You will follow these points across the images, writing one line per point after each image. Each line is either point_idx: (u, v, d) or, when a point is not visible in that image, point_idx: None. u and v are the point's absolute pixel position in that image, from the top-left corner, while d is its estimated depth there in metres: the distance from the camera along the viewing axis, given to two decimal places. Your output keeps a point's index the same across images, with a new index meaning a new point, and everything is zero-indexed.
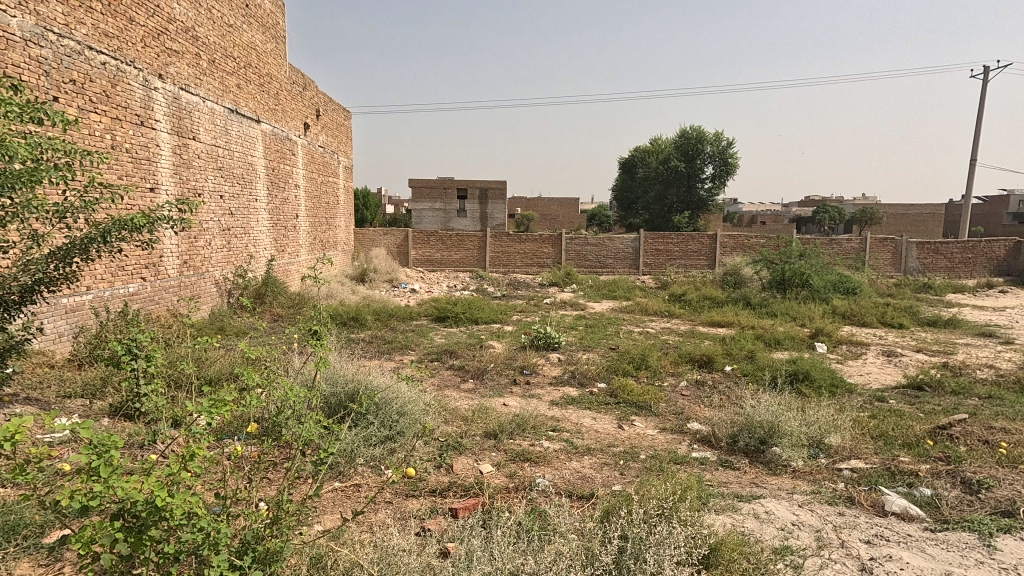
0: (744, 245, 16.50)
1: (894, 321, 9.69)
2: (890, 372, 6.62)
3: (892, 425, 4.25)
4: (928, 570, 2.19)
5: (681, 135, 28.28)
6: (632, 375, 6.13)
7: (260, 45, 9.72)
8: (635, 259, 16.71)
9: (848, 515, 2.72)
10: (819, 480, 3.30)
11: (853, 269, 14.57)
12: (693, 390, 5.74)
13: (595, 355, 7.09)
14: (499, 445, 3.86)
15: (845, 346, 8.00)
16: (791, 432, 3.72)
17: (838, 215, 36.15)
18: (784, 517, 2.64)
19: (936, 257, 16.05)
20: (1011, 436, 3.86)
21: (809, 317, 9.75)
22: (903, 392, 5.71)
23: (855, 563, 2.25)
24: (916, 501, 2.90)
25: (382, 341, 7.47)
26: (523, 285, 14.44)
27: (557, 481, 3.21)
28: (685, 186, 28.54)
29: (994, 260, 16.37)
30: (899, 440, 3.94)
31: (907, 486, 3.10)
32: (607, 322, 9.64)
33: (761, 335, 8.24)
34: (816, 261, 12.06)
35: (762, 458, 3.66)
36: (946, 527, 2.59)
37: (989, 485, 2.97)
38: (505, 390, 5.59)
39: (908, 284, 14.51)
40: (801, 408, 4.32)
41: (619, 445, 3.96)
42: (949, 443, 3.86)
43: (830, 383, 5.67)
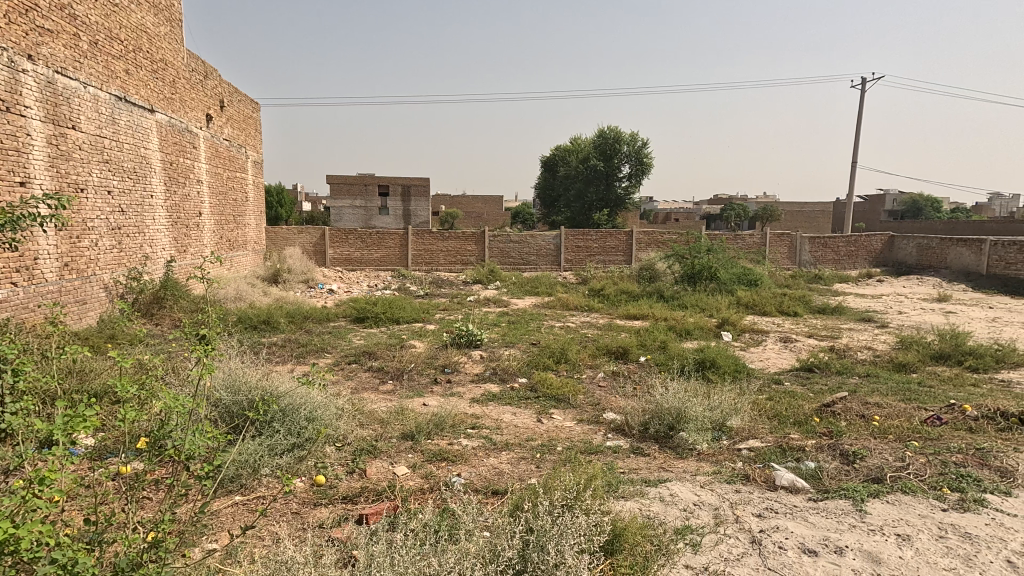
0: (658, 241, 17.31)
1: (790, 309, 10.53)
2: (786, 357, 7.19)
3: (786, 405, 4.60)
4: (809, 537, 2.37)
5: (599, 134, 29.09)
6: (553, 369, 6.23)
7: (152, 28, 8.92)
8: (556, 256, 17.04)
9: (743, 491, 2.90)
10: (719, 460, 3.52)
11: (755, 262, 15.67)
12: (609, 381, 5.95)
13: (517, 351, 7.16)
14: (416, 446, 3.79)
15: (748, 334, 8.58)
16: (696, 417, 3.93)
17: (742, 212, 38.70)
18: (686, 498, 2.77)
19: (825, 250, 17.59)
20: (883, 410, 4.30)
21: (716, 307, 10.38)
22: (796, 375, 6.22)
23: (747, 536, 2.40)
24: (802, 474, 3.14)
25: (297, 344, 7.13)
26: (446, 283, 14.31)
27: (473, 479, 3.19)
28: (604, 184, 29.42)
29: (873, 252, 18.21)
30: (791, 419, 4.28)
31: (795, 460, 3.36)
32: (529, 318, 9.74)
33: (674, 327, 8.66)
34: (722, 255, 12.90)
35: (670, 443, 3.85)
36: (826, 496, 2.82)
37: (862, 456, 3.28)
38: (425, 389, 5.51)
39: (802, 275, 15.81)
40: (706, 393, 4.58)
41: (538, 439, 4.01)
42: (832, 420, 4.23)
43: (734, 369, 6.05)
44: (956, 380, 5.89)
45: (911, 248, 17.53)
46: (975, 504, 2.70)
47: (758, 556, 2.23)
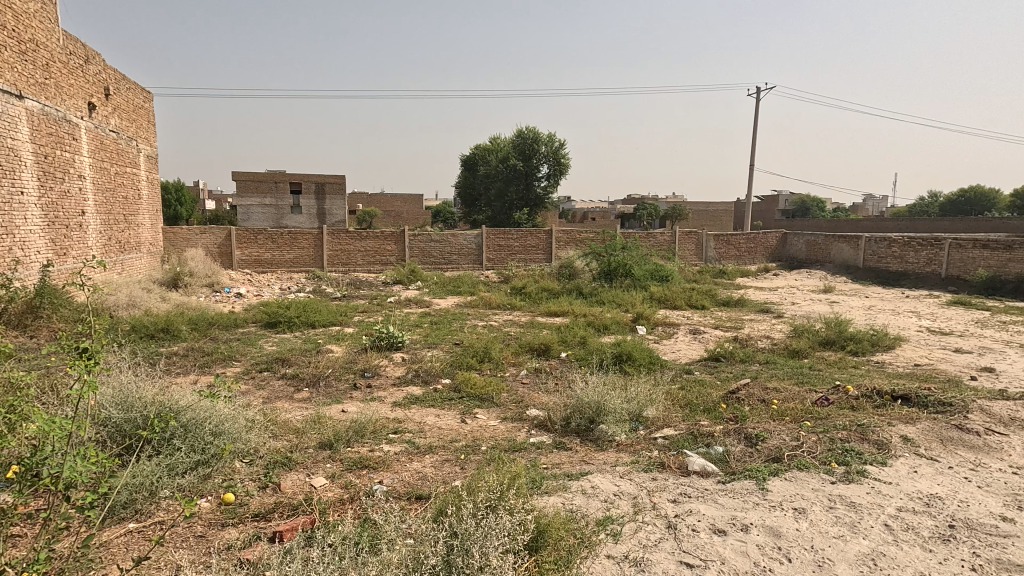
0: (576, 239, 17.78)
1: (698, 303, 11.20)
2: (695, 347, 7.64)
3: (696, 393, 4.88)
4: (719, 518, 2.52)
5: (518, 134, 29.42)
6: (476, 368, 6.22)
7: (19, 4, 7.93)
8: (478, 255, 17.04)
9: (659, 479, 3.04)
10: (637, 450, 3.66)
11: (666, 259, 16.50)
12: (532, 377, 6.03)
13: (439, 351, 7.08)
14: (335, 455, 3.63)
15: (661, 327, 9.03)
16: (615, 409, 4.07)
17: (654, 211, 40.68)
18: (607, 489, 2.86)
19: (728, 247, 18.87)
20: (780, 394, 4.68)
21: (632, 303, 10.82)
22: (705, 364, 6.63)
23: (664, 521, 2.51)
24: (711, 458, 3.33)
25: (201, 353, 6.62)
26: (365, 284, 13.89)
27: (396, 486, 3.11)
28: (524, 184, 29.80)
29: (769, 248, 19.78)
30: (700, 406, 4.54)
31: (705, 446, 3.56)
32: (451, 318, 9.67)
33: (592, 322, 8.93)
34: (636, 253, 13.48)
35: (591, 436, 3.96)
36: (733, 477, 3.02)
37: (763, 438, 3.53)
38: (344, 395, 5.30)
39: (708, 271, 16.86)
40: (624, 386, 4.75)
41: (462, 439, 3.99)
42: (737, 405, 4.54)
43: (649, 361, 6.34)
44: (840, 363, 6.53)
45: (800, 244, 19.22)
46: (858, 475, 2.99)
47: (673, 540, 2.34)
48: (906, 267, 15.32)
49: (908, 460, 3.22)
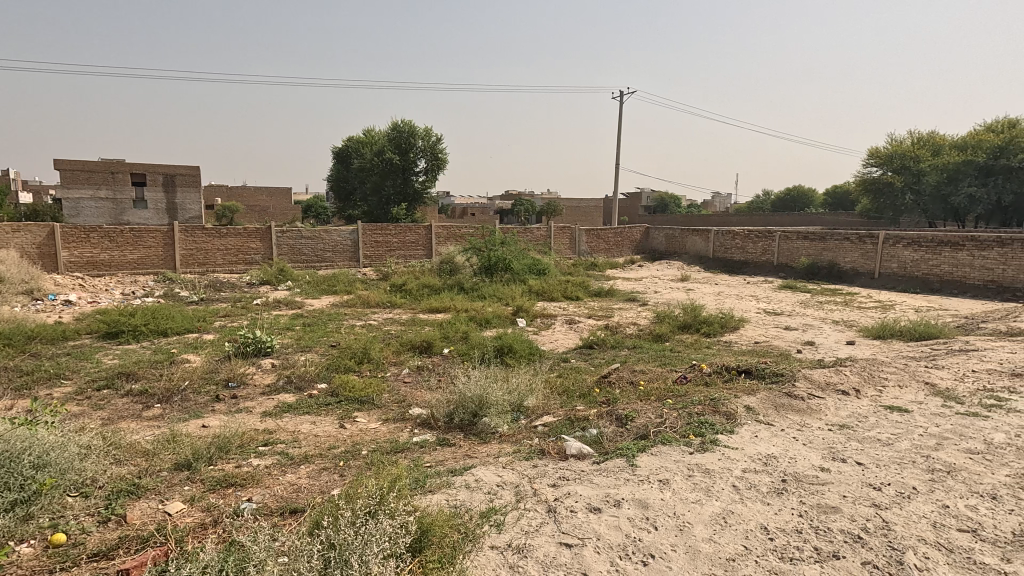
0: (456, 235, 17.77)
1: (574, 294, 11.77)
2: (571, 337, 8.03)
3: (572, 380, 5.14)
4: (593, 497, 2.67)
5: (393, 127, 28.65)
6: (355, 370, 5.98)
7: None
8: (354, 252, 16.36)
9: (540, 465, 3.15)
10: (518, 439, 3.76)
11: (543, 253, 17.11)
12: (414, 375, 5.93)
13: (314, 355, 6.69)
14: (195, 475, 3.29)
15: (540, 319, 9.35)
16: (497, 402, 4.14)
17: (530, 207, 41.99)
18: (490, 481, 2.90)
19: (599, 240, 20.05)
20: (646, 375, 5.08)
21: (511, 296, 11.08)
22: (580, 352, 6.99)
23: (544, 506, 2.61)
24: (587, 441, 3.52)
25: (18, 372, 5.61)
26: (226, 286, 12.69)
27: (267, 502, 2.89)
28: (401, 178, 29.14)
29: (635, 242, 21.34)
30: (577, 392, 4.78)
31: (581, 429, 3.76)
32: (327, 318, 9.18)
33: (473, 317, 8.99)
34: (514, 248, 13.82)
35: (474, 430, 3.99)
36: (606, 457, 3.22)
37: (632, 418, 3.81)
38: (205, 409, 4.81)
39: (581, 263, 17.78)
40: (505, 378, 4.85)
41: (341, 445, 3.81)
42: (609, 389, 4.85)
43: (529, 352, 6.53)
44: (696, 344, 7.24)
45: (661, 238, 20.97)
46: (712, 444, 3.34)
47: (554, 523, 2.44)
48: (747, 256, 17.38)
49: (751, 427, 3.66)
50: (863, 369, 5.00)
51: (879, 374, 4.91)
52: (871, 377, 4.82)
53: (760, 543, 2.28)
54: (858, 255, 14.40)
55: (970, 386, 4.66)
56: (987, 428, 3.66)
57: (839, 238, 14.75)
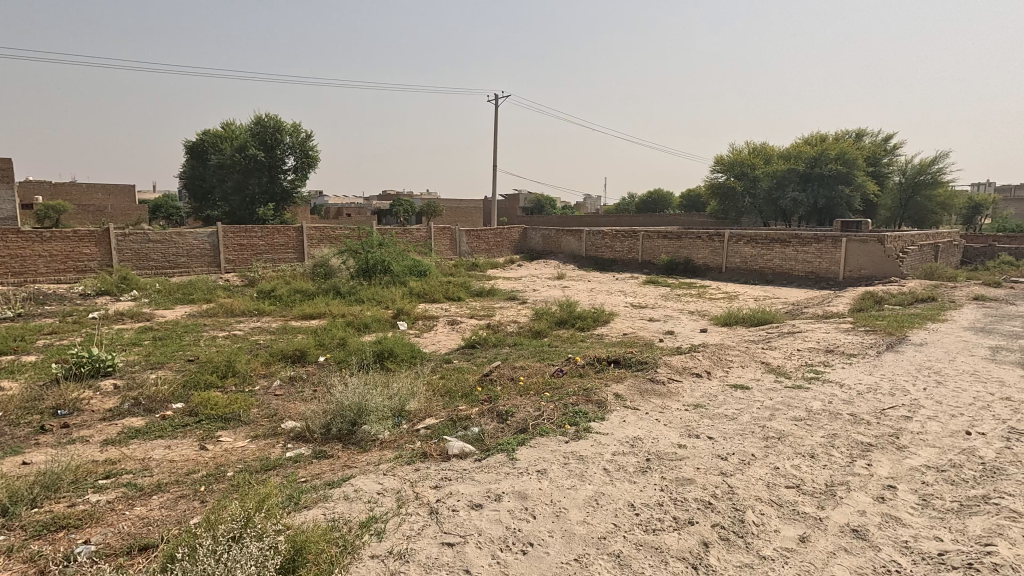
0: (330, 236, 16.94)
1: (455, 295, 11.81)
2: (453, 337, 8.06)
3: (455, 381, 5.16)
4: (475, 493, 2.71)
5: (256, 122, 26.57)
6: (218, 386, 5.46)
7: None
8: (214, 256, 14.92)
9: (422, 468, 3.13)
10: (400, 444, 3.69)
11: (423, 254, 16.94)
12: (287, 387, 5.56)
13: (167, 372, 5.99)
14: (13, 522, 2.79)
15: (421, 321, 9.25)
16: (376, 408, 4.03)
17: (410, 207, 41.43)
18: (370, 489, 2.81)
19: (478, 241, 20.26)
20: (525, 371, 5.25)
21: (391, 299, 10.82)
22: (463, 352, 7.03)
23: (427, 508, 2.60)
24: (468, 439, 3.57)
25: None
26: (53, 298, 10.91)
27: (109, 542, 2.54)
28: (267, 176, 27.09)
29: (513, 242, 21.87)
30: (459, 392, 4.81)
31: (463, 429, 3.79)
32: (183, 330, 8.28)
33: (351, 322, 8.65)
34: (392, 249, 13.54)
35: (353, 439, 3.84)
36: (488, 454, 3.28)
37: (512, 413, 3.92)
38: (26, 444, 4.09)
39: (462, 264, 17.85)
40: (385, 383, 4.74)
41: (203, 469, 3.47)
42: (490, 387, 4.95)
43: (410, 356, 6.43)
44: (572, 339, 7.63)
45: (537, 238, 21.73)
46: (585, 432, 3.54)
47: (436, 524, 2.44)
48: (616, 254, 18.61)
49: (619, 412, 3.95)
50: (713, 353, 5.61)
51: (726, 356, 5.55)
52: (719, 360, 5.43)
53: (628, 519, 2.47)
54: (708, 251, 16.07)
55: (795, 363, 5.44)
56: (808, 398, 4.30)
57: (693, 236, 16.35)
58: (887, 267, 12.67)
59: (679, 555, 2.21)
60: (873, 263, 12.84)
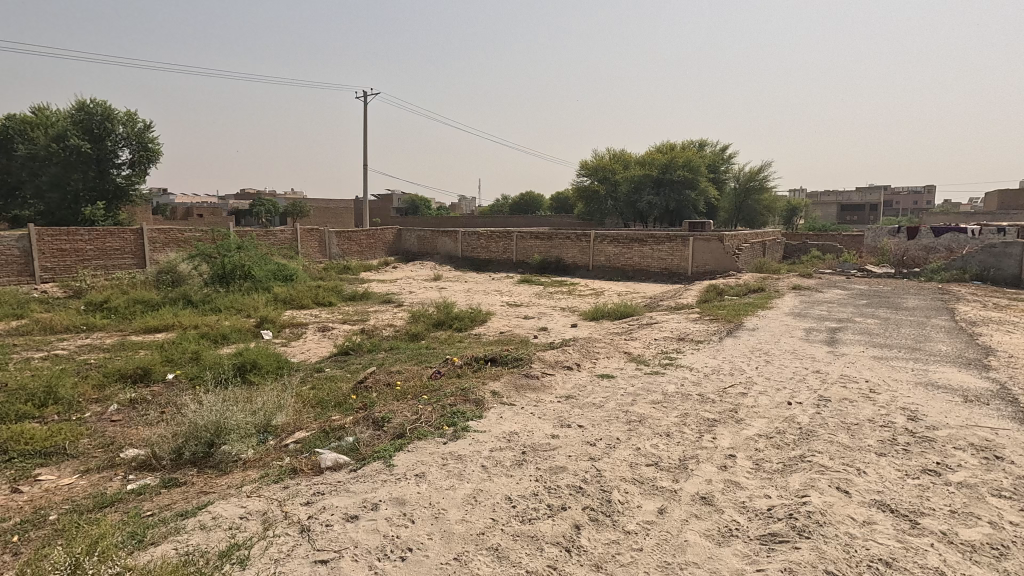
0: (177, 239, 15.19)
1: (325, 300, 11.23)
2: (325, 345, 7.66)
3: (326, 390, 4.92)
4: (350, 506, 2.61)
5: (78, 108, 22.94)
6: (35, 416, 4.65)
7: None
8: (26, 264, 12.65)
9: (291, 485, 2.94)
10: (266, 462, 3.43)
11: (288, 258, 15.86)
12: (127, 411, 4.90)
13: None
14: None
15: (289, 329, 8.66)
16: (236, 426, 3.70)
17: (273, 207, 38.60)
18: (232, 514, 2.58)
19: (350, 243, 19.40)
20: (402, 375, 5.15)
21: (253, 307, 10.00)
22: (335, 360, 6.71)
23: (297, 527, 2.44)
24: (343, 450, 3.42)
25: None
26: None
27: None
28: (95, 171, 23.52)
29: (387, 243, 21.29)
30: (332, 402, 4.60)
31: (336, 440, 3.63)
32: None
33: (206, 334, 7.83)
34: (253, 253, 12.51)
35: (210, 461, 3.48)
36: (363, 463, 3.16)
37: (389, 418, 3.83)
38: None
39: (333, 267, 16.98)
40: (246, 397, 4.37)
41: (16, 516, 2.94)
42: (365, 394, 4.78)
43: (276, 367, 5.99)
44: (449, 340, 7.63)
45: (412, 239, 21.37)
46: (463, 431, 3.57)
47: (307, 543, 2.30)
48: (491, 255, 18.95)
49: (497, 409, 4.04)
50: (582, 347, 5.96)
51: (593, 349, 5.93)
52: (588, 353, 5.78)
53: (506, 513, 2.54)
54: (576, 251, 16.99)
55: (653, 351, 5.97)
56: (664, 382, 4.75)
57: (562, 236, 17.17)
58: (726, 262, 14.36)
59: (554, 541, 2.32)
60: (715, 259, 14.48)
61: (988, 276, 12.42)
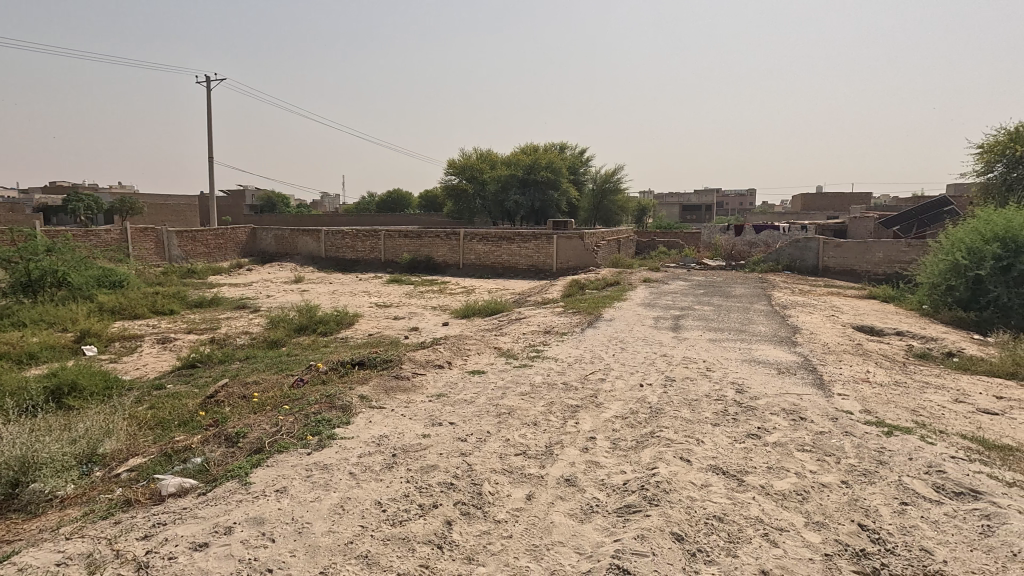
0: None
1: (165, 308, 9.98)
2: (166, 358, 6.82)
3: (168, 409, 4.39)
4: (199, 533, 2.36)
5: None
6: None
7: None
8: None
9: (125, 519, 2.58)
10: (92, 497, 2.97)
11: (116, 261, 13.83)
12: None
13: None
14: None
15: (119, 343, 7.55)
16: (50, 459, 3.16)
17: (94, 204, 33.29)
18: (45, 562, 2.20)
19: (195, 244, 17.37)
20: (260, 386, 4.76)
21: (72, 319, 8.57)
22: (179, 374, 6.00)
23: (133, 565, 2.16)
24: (189, 473, 3.08)
25: None
26: None
27: None
28: None
29: (240, 244, 19.48)
30: (175, 421, 4.11)
31: (181, 463, 3.26)
32: None
33: (5, 354, 6.54)
34: (69, 256, 10.71)
35: (14, 504, 2.93)
36: (214, 484, 2.88)
37: (244, 434, 3.53)
38: None
39: (174, 271, 15.13)
40: (62, 425, 3.74)
41: None
42: (216, 409, 4.35)
43: (103, 387, 5.20)
44: (313, 345, 7.21)
45: (268, 239, 19.77)
46: (329, 439, 3.41)
47: None
48: (357, 254, 18.23)
49: (365, 414, 3.91)
50: (453, 344, 6.00)
51: (464, 346, 5.99)
52: (459, 350, 5.83)
53: (375, 518, 2.47)
54: (446, 249, 16.99)
55: (521, 345, 6.19)
56: (531, 374, 4.96)
57: (431, 235, 17.05)
58: (587, 258, 15.33)
59: (426, 539, 2.31)
60: (577, 255, 15.39)
61: (795, 266, 14.70)
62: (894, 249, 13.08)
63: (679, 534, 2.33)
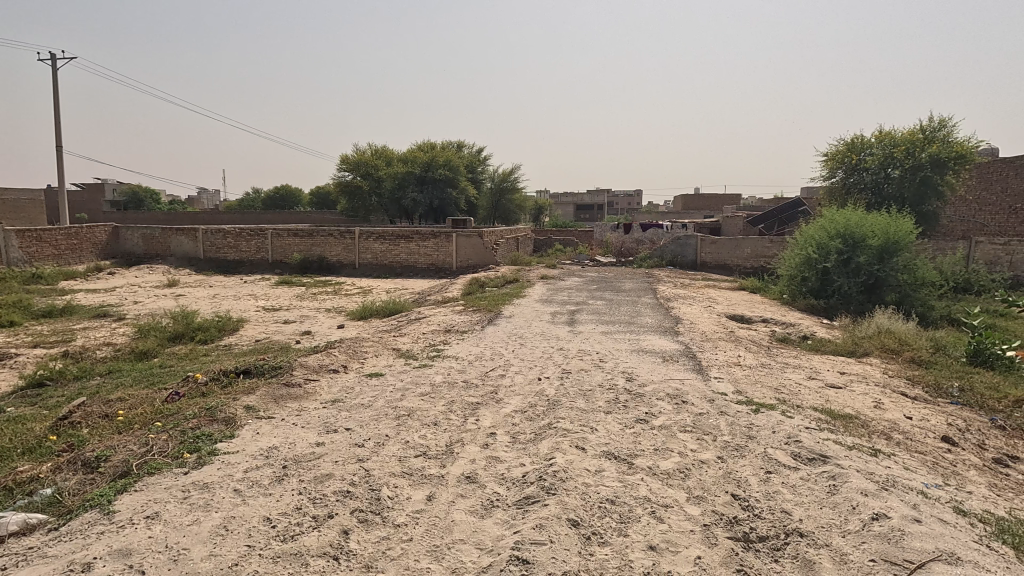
0: None
1: (3, 320, 8.60)
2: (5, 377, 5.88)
3: (8, 436, 3.79)
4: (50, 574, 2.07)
5: None
6: None
7: None
8: None
9: None
10: None
11: None
12: None
13: None
14: None
15: None
16: None
17: None
18: None
19: (41, 245, 15.12)
20: (126, 403, 4.26)
21: None
22: (21, 395, 5.20)
23: None
24: (36, 507, 2.69)
25: None
26: None
27: None
28: None
29: (99, 244, 17.29)
30: (17, 449, 3.56)
31: (26, 496, 2.83)
32: None
33: None
34: None
35: None
36: (68, 518, 2.53)
37: (105, 457, 3.15)
38: None
39: (14, 276, 13.07)
40: None
41: None
42: (70, 432, 3.82)
43: None
44: (191, 354, 6.58)
45: (134, 239, 17.76)
46: (210, 456, 3.14)
47: None
48: (241, 255, 16.93)
49: (251, 425, 3.64)
50: (349, 348, 5.77)
51: (361, 349, 5.79)
52: (355, 353, 5.62)
53: (263, 535, 2.32)
54: (340, 249, 16.29)
55: (421, 345, 6.11)
56: (431, 374, 4.91)
57: (324, 233, 16.26)
58: (486, 257, 15.46)
59: (320, 552, 2.21)
60: (476, 253, 15.46)
61: (677, 262, 15.88)
62: (759, 245, 14.56)
63: (575, 520, 2.42)
